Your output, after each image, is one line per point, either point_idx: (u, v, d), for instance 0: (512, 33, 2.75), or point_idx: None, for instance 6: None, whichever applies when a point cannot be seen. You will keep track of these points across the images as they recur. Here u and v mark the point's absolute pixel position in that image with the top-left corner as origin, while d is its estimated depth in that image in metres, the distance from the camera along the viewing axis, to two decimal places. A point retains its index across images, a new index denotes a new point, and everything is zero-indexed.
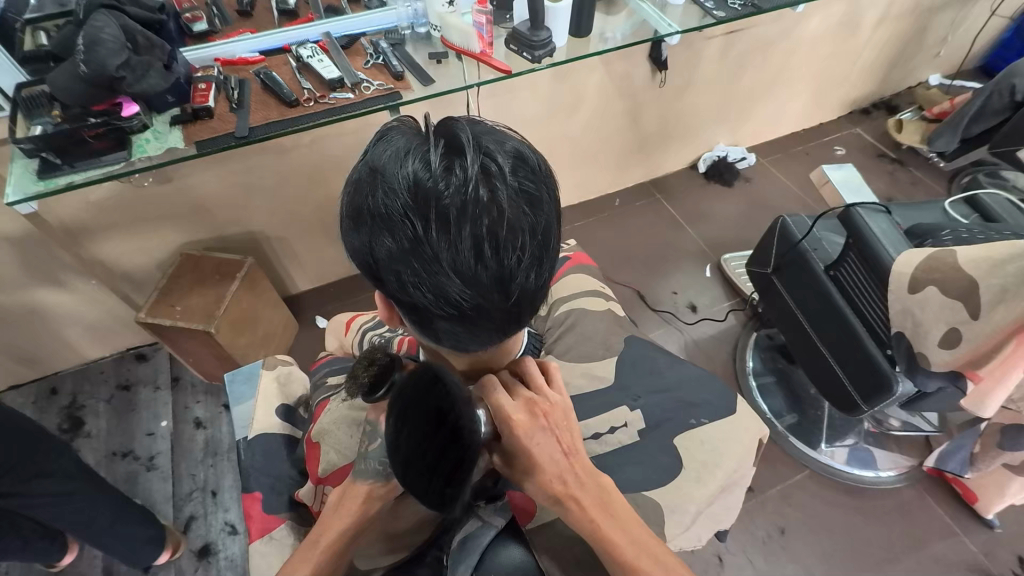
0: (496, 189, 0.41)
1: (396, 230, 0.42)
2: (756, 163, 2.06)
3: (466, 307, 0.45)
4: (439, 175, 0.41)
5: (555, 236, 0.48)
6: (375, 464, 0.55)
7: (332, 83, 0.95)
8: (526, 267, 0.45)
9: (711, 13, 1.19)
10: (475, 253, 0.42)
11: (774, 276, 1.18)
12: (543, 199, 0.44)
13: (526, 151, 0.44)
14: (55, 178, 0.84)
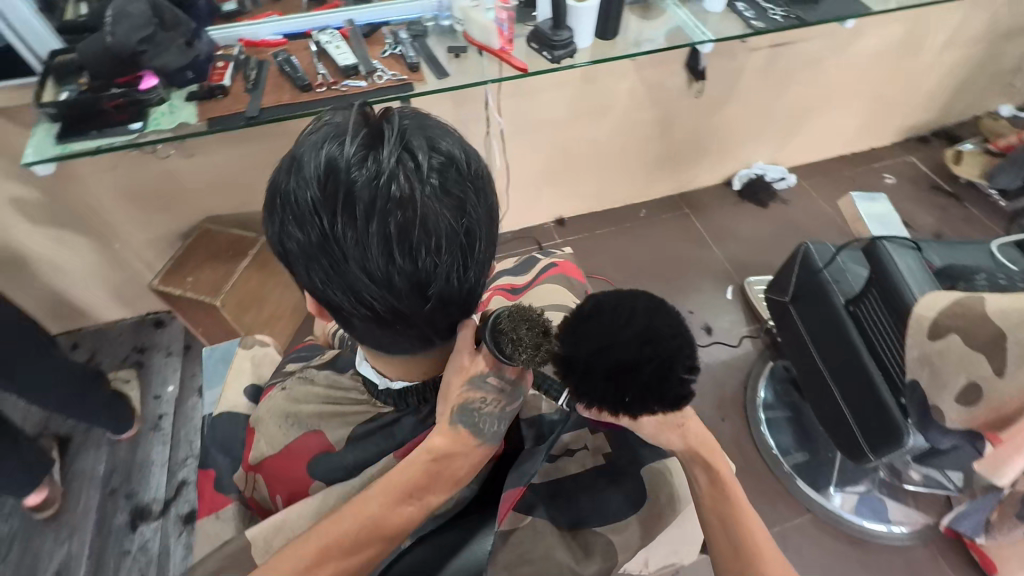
0: (411, 187, 0.39)
1: (304, 221, 0.40)
2: (795, 185, 1.96)
3: (379, 306, 0.43)
4: (353, 167, 0.39)
5: (488, 238, 0.45)
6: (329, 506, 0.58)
7: (346, 70, 0.95)
8: (445, 271, 0.42)
9: (749, 23, 1.13)
10: (384, 253, 0.40)
11: (791, 305, 1.12)
12: (470, 199, 0.41)
13: (458, 147, 0.41)
14: (72, 144, 0.87)
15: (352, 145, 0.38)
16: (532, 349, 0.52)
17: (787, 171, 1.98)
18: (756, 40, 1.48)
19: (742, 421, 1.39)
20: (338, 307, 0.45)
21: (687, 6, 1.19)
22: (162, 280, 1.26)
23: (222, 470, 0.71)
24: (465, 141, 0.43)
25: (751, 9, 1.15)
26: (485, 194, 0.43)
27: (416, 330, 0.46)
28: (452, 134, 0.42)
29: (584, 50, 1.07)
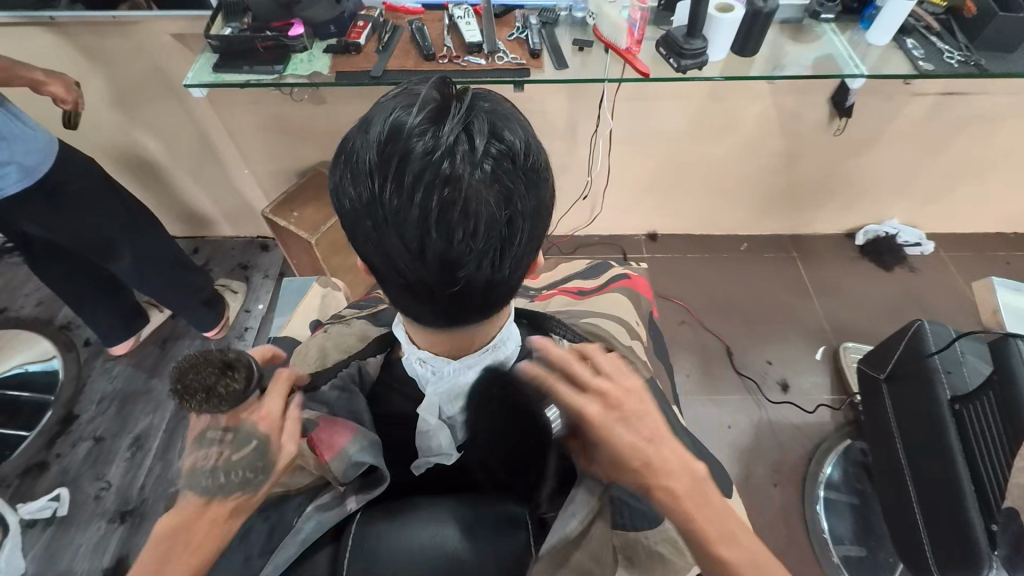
0: (463, 167, 0.38)
1: (355, 180, 0.41)
2: (932, 254, 1.72)
3: (410, 277, 0.43)
4: (413, 138, 0.39)
5: (530, 233, 0.44)
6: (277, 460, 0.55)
7: (470, 47, 0.98)
8: (479, 257, 0.42)
9: (916, 63, 0.99)
10: (423, 227, 0.40)
11: (884, 385, 1.00)
12: (519, 191, 0.41)
13: (519, 138, 0.41)
14: (224, 75, 0.98)
15: (416, 115, 0.39)
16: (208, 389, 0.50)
17: (925, 237, 1.75)
18: (924, 84, 1.31)
19: (796, 493, 1.27)
20: (375, 269, 0.46)
21: (845, 34, 1.08)
22: (274, 209, 1.39)
23: None
24: (529, 133, 0.42)
25: (923, 48, 1.02)
26: (535, 190, 0.42)
27: (443, 309, 0.46)
28: (516, 124, 0.42)
29: (714, 64, 1.01)
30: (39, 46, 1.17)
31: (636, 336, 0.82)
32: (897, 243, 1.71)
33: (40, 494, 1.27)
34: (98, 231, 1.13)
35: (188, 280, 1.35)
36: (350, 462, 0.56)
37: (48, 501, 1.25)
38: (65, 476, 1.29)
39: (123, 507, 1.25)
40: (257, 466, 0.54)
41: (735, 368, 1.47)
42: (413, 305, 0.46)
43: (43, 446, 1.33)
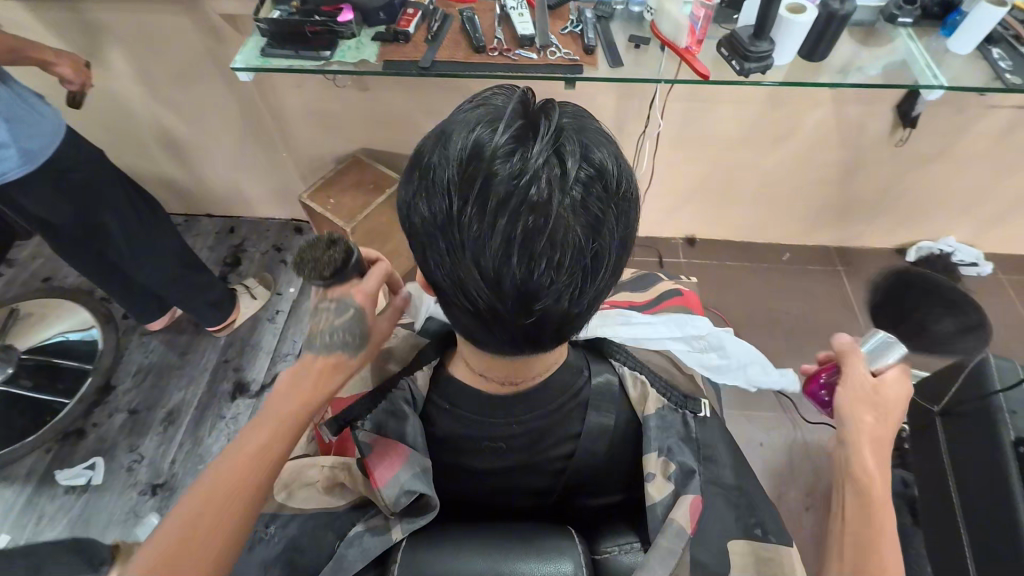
0: (553, 195, 0.36)
1: (432, 198, 0.38)
2: (990, 278, 1.63)
3: (481, 305, 0.41)
4: (499, 159, 0.37)
5: (611, 266, 0.42)
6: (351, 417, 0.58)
7: (522, 40, 0.94)
8: (558, 290, 0.40)
9: (1002, 77, 0.92)
10: (503, 256, 0.37)
11: (939, 419, 0.94)
12: (607, 222, 0.39)
13: (611, 162, 0.39)
14: (271, 60, 0.97)
15: (504, 134, 0.36)
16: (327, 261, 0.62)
17: (984, 258, 1.65)
18: (1001, 96, 1.22)
19: (829, 519, 1.22)
20: (440, 289, 0.44)
21: (923, 41, 1.01)
22: (311, 195, 1.39)
23: None
24: (619, 157, 0.40)
25: (1010, 59, 0.94)
26: (622, 218, 0.40)
27: (510, 338, 0.44)
28: (607, 146, 0.39)
29: (778, 69, 0.95)
30: (94, 20, 1.18)
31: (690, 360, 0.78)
32: (953, 264, 1.62)
33: (77, 460, 1.31)
34: (107, 206, 1.12)
35: (199, 277, 1.35)
36: (401, 490, 0.54)
37: (84, 468, 1.29)
38: (101, 445, 1.33)
39: (154, 480, 1.28)
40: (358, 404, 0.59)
41: (770, 384, 1.42)
42: (480, 332, 0.44)
43: (81, 414, 1.38)
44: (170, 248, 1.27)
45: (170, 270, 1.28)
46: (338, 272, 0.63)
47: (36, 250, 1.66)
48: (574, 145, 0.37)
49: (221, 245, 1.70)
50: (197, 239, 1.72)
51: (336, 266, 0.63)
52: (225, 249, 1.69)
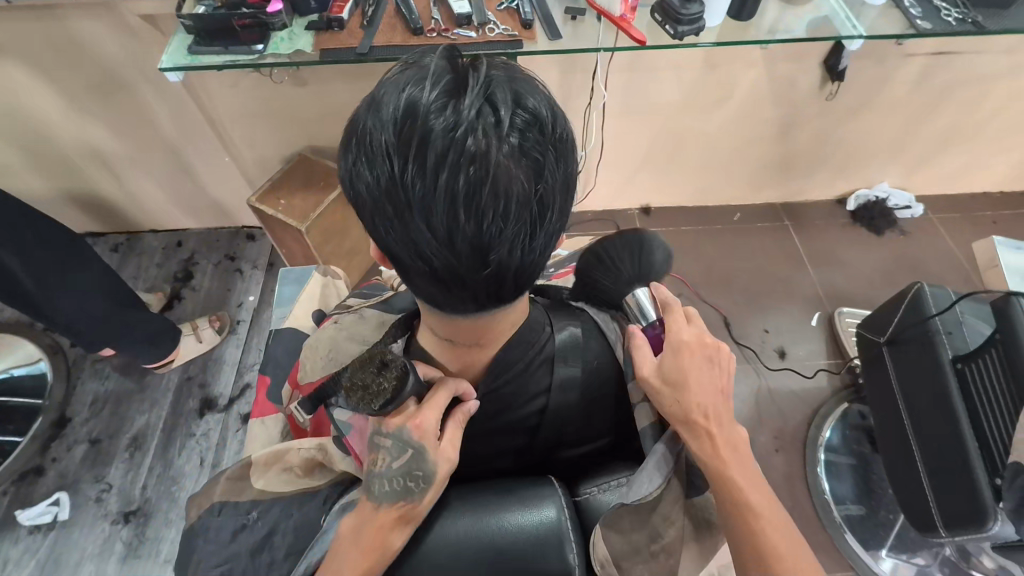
0: (490, 142, 0.37)
1: (372, 161, 0.39)
2: (923, 218, 1.74)
3: (435, 264, 0.42)
4: (433, 115, 0.37)
5: (559, 212, 0.43)
6: (396, 481, 0.53)
7: (459, 19, 0.94)
8: (509, 239, 0.40)
9: (915, 23, 0.97)
10: (449, 209, 0.38)
11: (886, 349, 1.01)
12: (548, 166, 0.40)
13: (544, 108, 0.40)
14: (201, 57, 0.93)
15: (434, 89, 0.37)
16: (372, 391, 0.55)
17: (915, 200, 1.76)
18: (915, 44, 1.29)
19: (798, 458, 1.29)
20: (395, 256, 0.44)
21: None
22: (260, 197, 1.35)
23: (280, 382, 0.74)
24: (553, 103, 0.41)
25: (920, 6, 1.00)
26: (564, 161, 0.41)
27: (470, 296, 0.45)
28: (538, 93, 0.40)
29: (710, 31, 0.98)
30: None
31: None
32: (889, 208, 1.72)
33: (38, 499, 1.24)
34: (50, 226, 1.06)
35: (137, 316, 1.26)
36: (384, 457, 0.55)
37: (48, 506, 1.23)
38: (64, 479, 1.27)
39: (126, 508, 1.23)
40: (415, 475, 0.53)
41: (733, 339, 1.48)
42: (439, 293, 0.45)
43: (37, 451, 1.30)
44: (102, 289, 1.16)
45: (103, 312, 1.18)
46: (393, 398, 0.54)
47: None
48: (505, 93, 0.38)
49: (170, 260, 1.63)
50: (143, 256, 1.64)
51: (392, 394, 0.54)
52: (175, 264, 1.62)
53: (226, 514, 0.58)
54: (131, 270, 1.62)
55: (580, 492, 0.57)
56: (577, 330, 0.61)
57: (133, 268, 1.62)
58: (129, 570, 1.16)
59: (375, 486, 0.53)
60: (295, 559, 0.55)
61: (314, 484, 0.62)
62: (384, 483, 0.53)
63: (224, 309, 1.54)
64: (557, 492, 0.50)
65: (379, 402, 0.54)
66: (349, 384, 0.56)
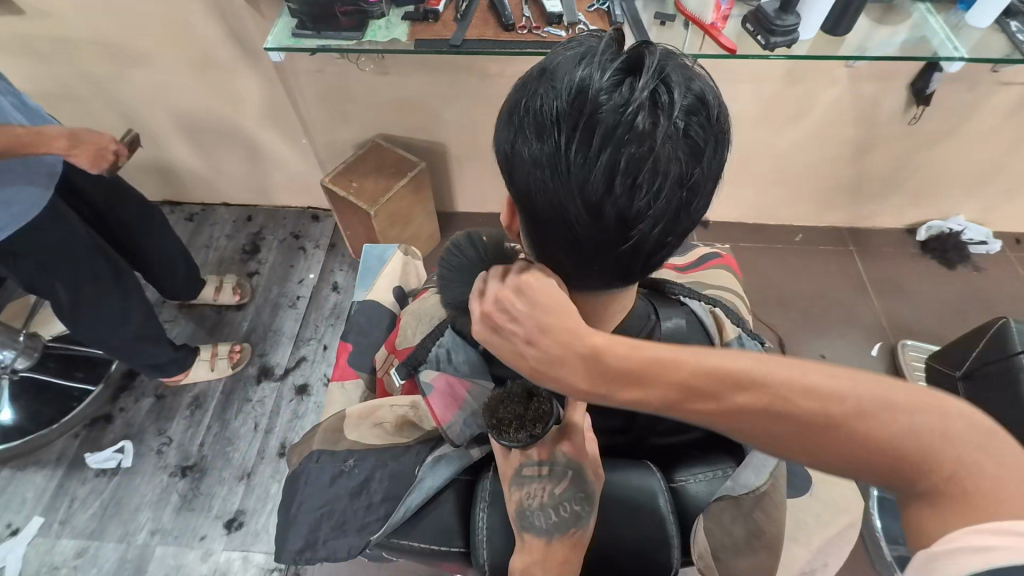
0: (657, 123, 0.40)
1: (541, 129, 0.43)
2: (1000, 255, 1.66)
3: (579, 229, 0.46)
4: (605, 93, 0.41)
5: (704, 195, 0.46)
6: (550, 514, 0.47)
7: (551, 17, 0.96)
8: (655, 214, 0.44)
9: (1022, 48, 0.94)
10: (607, 180, 0.42)
11: (961, 383, 0.98)
12: (707, 151, 0.43)
13: (709, 93, 0.43)
14: (303, 40, 0.99)
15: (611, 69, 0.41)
16: (523, 420, 0.49)
17: (992, 236, 1.68)
18: (1011, 73, 1.25)
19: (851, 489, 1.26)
20: (538, 220, 0.49)
21: (942, 15, 1.03)
22: (334, 177, 1.40)
23: (360, 349, 0.77)
24: (715, 91, 0.44)
25: None
26: (719, 145, 0.44)
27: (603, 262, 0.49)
28: (704, 79, 0.44)
29: (803, 44, 0.97)
30: (115, 6, 1.19)
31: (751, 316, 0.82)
32: (963, 241, 1.66)
33: (106, 444, 1.32)
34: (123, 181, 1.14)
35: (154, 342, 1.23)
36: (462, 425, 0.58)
37: (114, 452, 1.30)
38: (129, 429, 1.34)
39: (184, 462, 1.29)
40: (576, 500, 0.47)
41: None
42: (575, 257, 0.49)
43: (107, 400, 1.39)
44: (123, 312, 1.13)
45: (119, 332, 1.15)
46: (549, 426, 0.49)
47: None
48: (676, 77, 0.42)
49: (240, 232, 1.71)
50: (216, 227, 1.73)
51: (546, 419, 0.49)
52: (244, 236, 1.70)
53: (329, 461, 0.61)
54: (204, 239, 1.70)
55: (675, 479, 0.53)
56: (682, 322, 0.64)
57: (206, 238, 1.70)
58: (182, 520, 1.22)
59: (530, 520, 0.47)
60: (392, 503, 0.58)
61: (402, 437, 0.65)
62: (542, 517, 0.47)
63: (286, 284, 1.60)
64: (656, 478, 0.48)
65: (531, 431, 0.49)
66: (496, 419, 0.50)
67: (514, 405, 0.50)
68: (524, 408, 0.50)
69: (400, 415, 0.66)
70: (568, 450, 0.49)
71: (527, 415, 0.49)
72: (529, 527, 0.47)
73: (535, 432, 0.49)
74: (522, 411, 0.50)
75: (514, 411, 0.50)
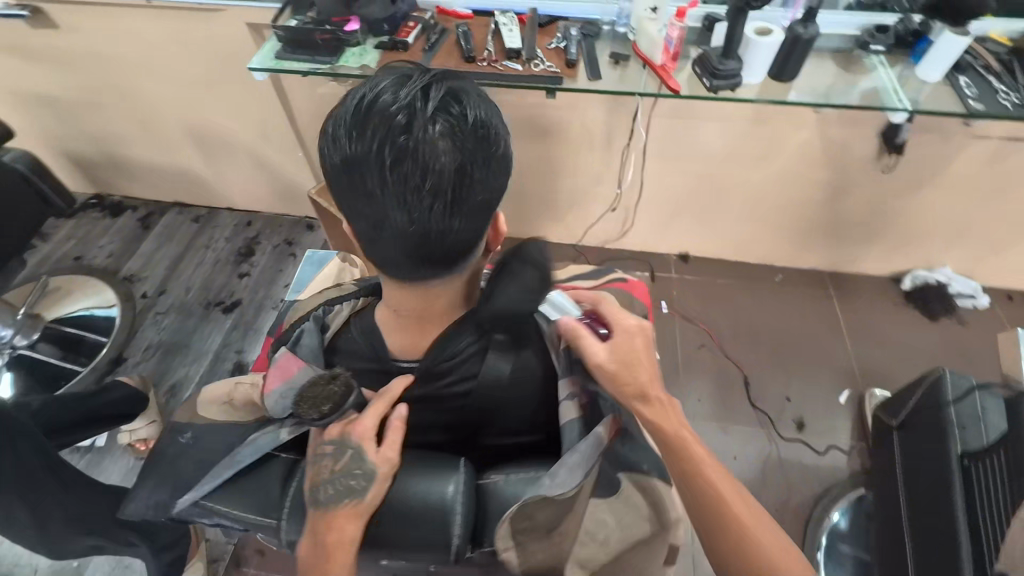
0: (416, 121, 0.49)
1: (336, 124, 0.52)
2: (989, 311, 1.62)
3: (373, 217, 0.53)
4: (381, 100, 0.51)
5: (481, 189, 0.52)
6: (335, 485, 0.52)
7: (509, 52, 1.04)
8: (427, 199, 0.50)
9: (966, 101, 0.95)
10: (379, 167, 0.50)
11: (895, 433, 0.98)
12: (468, 146, 0.50)
13: (477, 103, 0.52)
14: (282, 62, 1.07)
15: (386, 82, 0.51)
16: (320, 397, 0.56)
17: (981, 290, 1.64)
18: (985, 126, 1.25)
19: (799, 536, 1.23)
20: (349, 214, 0.56)
21: (894, 67, 1.04)
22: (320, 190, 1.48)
23: None
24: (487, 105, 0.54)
25: (976, 87, 0.97)
26: (491, 144, 0.52)
27: (402, 252, 0.54)
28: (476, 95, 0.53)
29: (751, 87, 1.00)
30: (137, 28, 1.34)
31: None
32: (948, 293, 1.62)
33: None
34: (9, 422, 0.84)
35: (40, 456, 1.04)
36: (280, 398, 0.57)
37: None
38: None
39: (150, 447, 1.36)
40: (357, 475, 0.53)
41: (750, 401, 1.44)
42: (378, 247, 0.55)
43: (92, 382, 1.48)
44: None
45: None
46: (340, 406, 0.56)
47: (70, 233, 1.82)
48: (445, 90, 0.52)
49: (238, 236, 1.82)
50: (217, 230, 1.84)
51: (338, 401, 0.56)
52: (241, 240, 1.81)
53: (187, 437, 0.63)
54: (204, 240, 1.81)
55: (485, 477, 0.55)
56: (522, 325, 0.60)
57: (206, 239, 1.82)
58: None
59: (315, 491, 0.53)
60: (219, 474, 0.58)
61: (245, 417, 0.63)
62: (324, 490, 0.52)
63: (272, 287, 1.69)
64: (459, 472, 0.50)
65: (324, 408, 0.56)
66: (298, 397, 0.57)
67: (316, 388, 0.57)
68: (325, 390, 0.57)
69: (247, 393, 0.65)
70: (358, 430, 0.55)
71: (328, 398, 0.57)
72: (315, 500, 0.52)
73: (326, 409, 0.56)
74: (322, 392, 0.57)
75: (314, 391, 0.57)
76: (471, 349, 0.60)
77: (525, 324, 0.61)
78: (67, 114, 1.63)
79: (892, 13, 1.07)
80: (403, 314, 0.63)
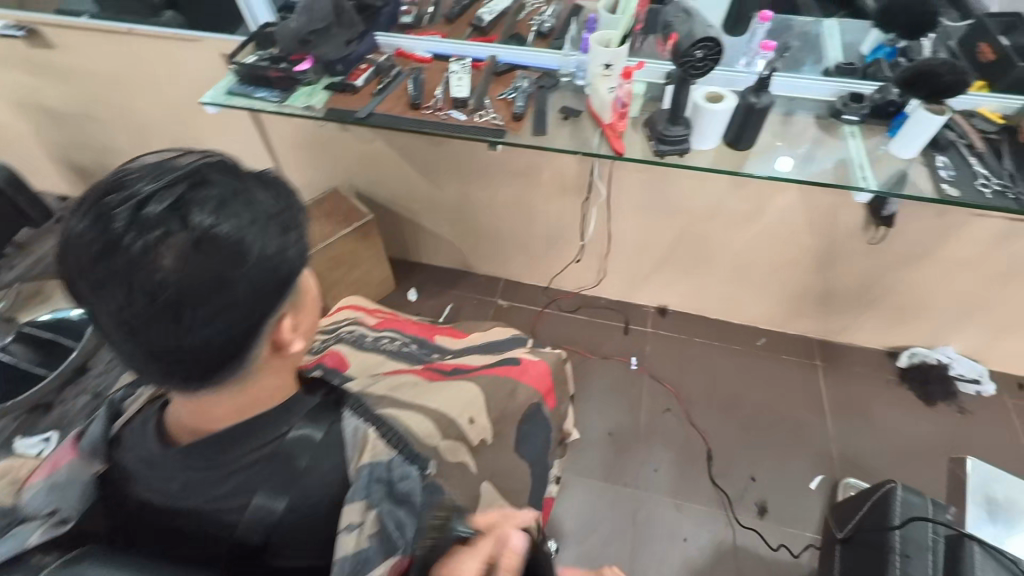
0: (135, 231, 0.49)
1: (84, 210, 0.51)
2: (995, 399, 1.47)
3: (105, 318, 0.52)
4: (113, 200, 0.50)
5: (208, 301, 0.50)
6: None
7: (456, 101, 1.01)
8: (144, 307, 0.49)
9: (940, 185, 0.86)
10: (100, 273, 0.49)
11: (838, 546, 0.87)
12: (189, 260, 0.49)
13: (241, 216, 0.51)
14: (234, 97, 1.08)
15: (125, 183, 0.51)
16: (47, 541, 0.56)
17: (987, 374, 1.50)
18: None
19: None
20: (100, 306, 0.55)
21: (869, 140, 0.96)
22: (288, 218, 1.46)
23: None
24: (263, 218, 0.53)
25: (955, 168, 0.88)
26: (242, 262, 0.51)
27: (139, 356, 0.53)
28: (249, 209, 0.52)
29: (704, 152, 0.93)
30: (125, 53, 1.38)
31: (460, 432, 0.77)
32: (948, 375, 1.49)
33: (38, 431, 1.43)
34: None
35: None
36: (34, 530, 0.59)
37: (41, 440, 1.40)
38: (62, 421, 1.47)
39: None
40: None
41: (712, 475, 1.34)
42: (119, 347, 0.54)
43: (55, 389, 1.51)
44: None
45: None
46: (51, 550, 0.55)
47: None
48: (209, 198, 0.51)
49: None
50: None
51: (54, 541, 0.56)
52: None
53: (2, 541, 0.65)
54: None
55: None
56: (317, 432, 0.63)
57: None
58: None
59: None
60: None
61: None
62: None
63: None
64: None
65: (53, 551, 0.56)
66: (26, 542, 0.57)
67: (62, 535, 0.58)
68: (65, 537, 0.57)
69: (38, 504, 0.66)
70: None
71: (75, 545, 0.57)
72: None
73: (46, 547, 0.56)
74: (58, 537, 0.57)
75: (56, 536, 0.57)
76: (253, 454, 0.60)
77: (319, 433, 0.63)
78: (68, 126, 1.70)
79: (872, 81, 1.00)
80: (190, 416, 0.61)
